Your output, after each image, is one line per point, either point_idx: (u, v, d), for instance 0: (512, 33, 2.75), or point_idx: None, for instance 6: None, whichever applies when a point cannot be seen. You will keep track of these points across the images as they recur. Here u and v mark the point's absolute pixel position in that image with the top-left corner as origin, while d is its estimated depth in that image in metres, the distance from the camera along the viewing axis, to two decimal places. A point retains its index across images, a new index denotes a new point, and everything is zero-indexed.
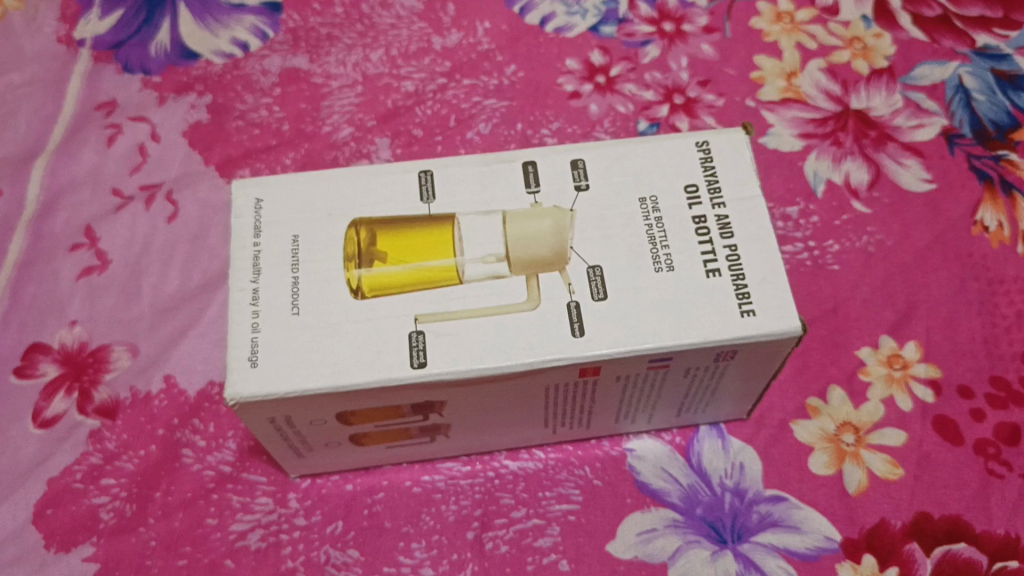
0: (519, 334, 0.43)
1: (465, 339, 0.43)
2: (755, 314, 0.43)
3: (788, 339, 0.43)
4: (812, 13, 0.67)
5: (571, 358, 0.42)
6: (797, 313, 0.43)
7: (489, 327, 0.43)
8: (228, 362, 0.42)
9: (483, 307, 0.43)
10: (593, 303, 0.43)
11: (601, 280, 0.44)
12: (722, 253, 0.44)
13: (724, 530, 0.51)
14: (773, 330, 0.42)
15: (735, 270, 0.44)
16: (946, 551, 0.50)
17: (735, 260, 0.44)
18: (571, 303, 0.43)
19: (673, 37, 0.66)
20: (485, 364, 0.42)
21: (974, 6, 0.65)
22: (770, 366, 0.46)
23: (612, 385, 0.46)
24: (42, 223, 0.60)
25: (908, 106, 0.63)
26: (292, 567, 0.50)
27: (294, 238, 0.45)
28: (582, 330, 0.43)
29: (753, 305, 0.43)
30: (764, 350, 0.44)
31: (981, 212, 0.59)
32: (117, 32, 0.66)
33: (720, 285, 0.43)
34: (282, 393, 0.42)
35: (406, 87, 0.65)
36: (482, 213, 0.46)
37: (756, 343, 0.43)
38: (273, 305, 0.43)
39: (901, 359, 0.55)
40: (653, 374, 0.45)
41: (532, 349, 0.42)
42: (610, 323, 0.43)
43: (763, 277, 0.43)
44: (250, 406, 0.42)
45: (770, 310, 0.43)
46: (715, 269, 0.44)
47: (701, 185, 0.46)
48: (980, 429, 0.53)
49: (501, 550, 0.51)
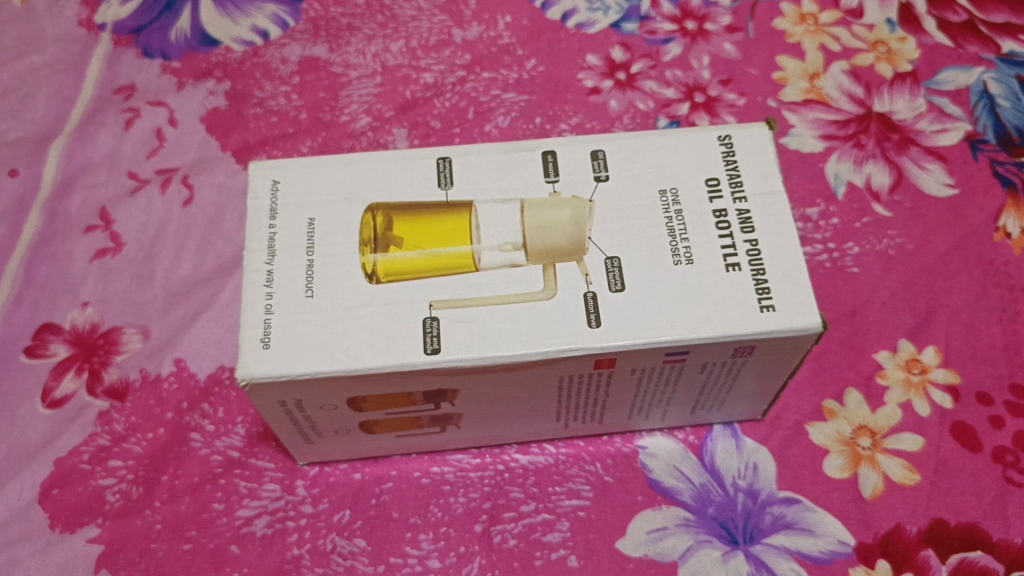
0: (535, 322, 0.42)
1: (481, 327, 0.42)
2: (775, 310, 0.42)
3: (808, 336, 0.42)
4: (836, 15, 0.66)
5: (587, 349, 0.42)
6: (817, 310, 0.42)
7: (505, 316, 0.42)
8: (241, 343, 0.42)
9: (500, 295, 0.43)
10: (610, 294, 0.43)
11: (618, 270, 0.43)
12: (743, 247, 0.43)
13: (736, 531, 0.50)
14: (792, 325, 0.42)
15: (756, 265, 0.43)
16: (962, 559, 0.49)
17: (755, 254, 0.43)
18: (589, 294, 0.43)
19: (695, 36, 0.65)
20: (500, 352, 0.42)
21: (1000, 13, 0.65)
22: (787, 364, 0.45)
23: (627, 378, 0.45)
24: (58, 205, 0.60)
25: (931, 110, 0.62)
26: (298, 555, 0.50)
27: (310, 221, 0.44)
28: (598, 320, 0.42)
29: (772, 300, 0.42)
30: (782, 346, 0.43)
31: (1004, 218, 0.58)
32: (138, 18, 0.66)
33: (740, 280, 0.43)
34: (295, 374, 0.41)
35: (425, 79, 0.65)
36: (500, 201, 0.45)
37: (775, 339, 0.42)
38: (288, 287, 0.43)
39: (919, 364, 0.54)
40: (669, 368, 0.45)
41: (547, 338, 0.42)
42: (627, 314, 0.42)
43: (785, 271, 0.43)
44: (261, 388, 0.42)
45: (790, 305, 0.42)
46: (735, 264, 0.43)
47: (722, 179, 0.45)
48: (999, 437, 0.52)
49: (509, 544, 0.50)
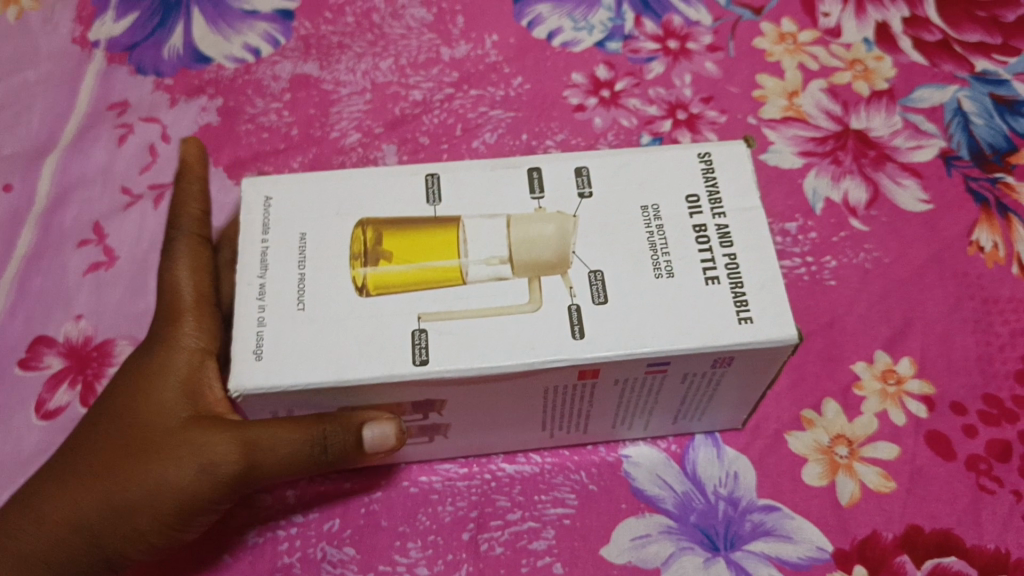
0: (521, 334, 0.43)
1: (468, 338, 0.43)
2: (752, 322, 0.43)
3: (785, 347, 0.43)
4: (814, 35, 0.68)
5: (571, 359, 0.43)
6: (793, 322, 0.43)
7: (492, 328, 0.43)
8: (234, 354, 0.43)
9: (486, 307, 0.44)
10: (594, 306, 0.44)
11: (601, 283, 0.44)
12: (722, 261, 0.45)
13: (717, 537, 0.51)
14: (770, 337, 0.43)
15: (733, 278, 0.44)
16: (937, 564, 0.50)
17: (733, 268, 0.45)
18: (572, 306, 0.44)
19: (677, 54, 0.67)
20: (486, 364, 0.43)
21: (974, 32, 0.67)
22: (767, 373, 0.47)
23: (611, 389, 0.47)
24: (51, 218, 0.61)
25: (907, 127, 0.64)
26: (289, 563, 0.51)
27: (302, 236, 0.46)
28: (582, 331, 0.43)
29: (750, 312, 0.43)
30: (760, 357, 0.44)
31: (978, 232, 0.60)
32: (131, 35, 0.67)
33: (719, 292, 0.44)
34: (286, 385, 0.42)
35: (414, 96, 0.66)
36: (488, 216, 0.47)
37: (754, 350, 0.43)
38: (280, 300, 0.44)
39: (895, 374, 0.56)
40: (651, 378, 0.46)
41: (533, 349, 0.43)
42: (610, 326, 0.44)
43: (762, 285, 0.44)
44: (253, 399, 0.43)
45: (768, 318, 0.43)
46: (714, 277, 0.44)
47: (702, 195, 0.47)
48: (973, 446, 0.53)
49: (496, 551, 0.51)
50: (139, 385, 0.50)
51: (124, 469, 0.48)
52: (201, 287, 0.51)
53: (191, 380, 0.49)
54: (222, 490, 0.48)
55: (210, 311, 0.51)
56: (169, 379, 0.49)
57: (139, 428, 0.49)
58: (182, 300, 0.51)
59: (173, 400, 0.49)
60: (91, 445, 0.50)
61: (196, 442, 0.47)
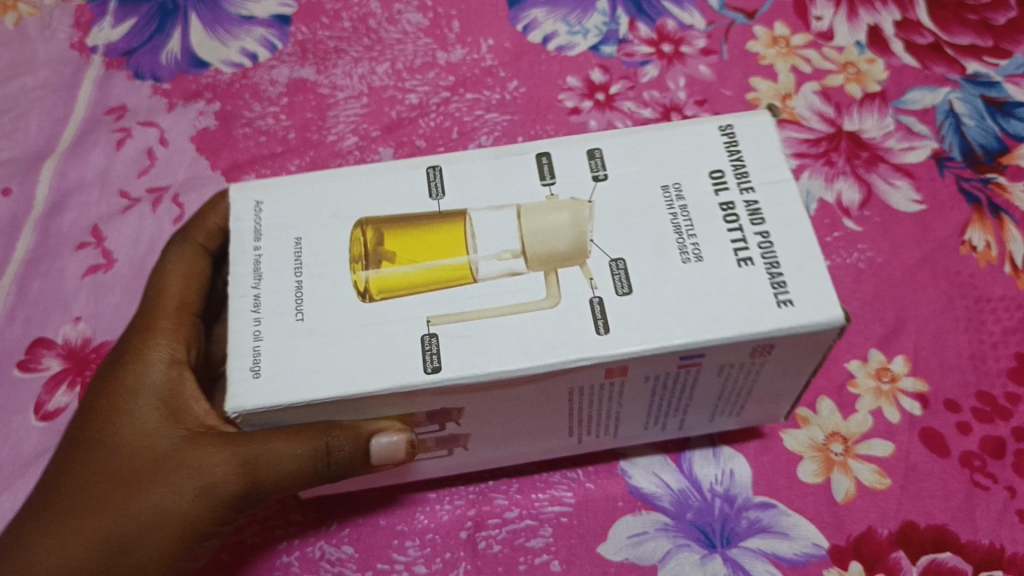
0: (541, 332, 0.43)
1: (481, 342, 0.42)
2: (793, 305, 0.42)
3: (830, 330, 0.42)
4: (807, 38, 0.69)
5: (597, 357, 0.42)
6: (837, 302, 0.42)
7: (506, 330, 0.43)
8: (230, 373, 0.43)
9: (500, 306, 0.43)
10: (617, 298, 0.43)
11: (624, 272, 0.43)
12: (754, 240, 0.44)
13: (714, 535, 0.52)
14: (812, 320, 0.41)
15: (768, 258, 0.43)
16: (932, 560, 0.51)
17: (767, 247, 0.43)
18: (594, 299, 0.43)
19: (672, 58, 0.68)
20: (504, 367, 0.42)
21: (965, 35, 0.67)
22: (806, 361, 0.45)
23: (641, 387, 0.46)
24: (50, 223, 0.61)
25: (899, 128, 0.64)
26: (287, 562, 0.51)
27: (297, 240, 0.46)
28: (606, 326, 0.42)
29: (790, 295, 0.42)
30: (803, 341, 0.43)
31: (970, 232, 0.60)
32: (129, 40, 0.68)
33: (754, 275, 0.43)
34: (291, 402, 0.42)
35: (410, 100, 0.66)
36: (495, 209, 0.46)
37: (797, 334, 0.42)
38: (275, 310, 0.44)
39: (889, 372, 0.56)
40: (683, 374, 0.45)
41: (554, 350, 0.42)
42: (635, 319, 0.42)
43: (799, 264, 0.43)
44: (255, 418, 0.43)
45: (807, 300, 0.42)
46: (747, 258, 0.43)
47: (727, 171, 0.46)
48: (967, 442, 0.54)
49: (494, 549, 0.51)
50: (125, 409, 0.50)
51: (123, 500, 0.47)
52: (185, 294, 0.54)
53: (177, 398, 0.50)
54: (225, 513, 0.47)
55: (189, 318, 0.54)
56: (151, 397, 0.50)
57: (130, 456, 0.48)
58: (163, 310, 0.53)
59: (155, 419, 0.49)
60: (81, 476, 0.49)
61: (194, 465, 0.47)
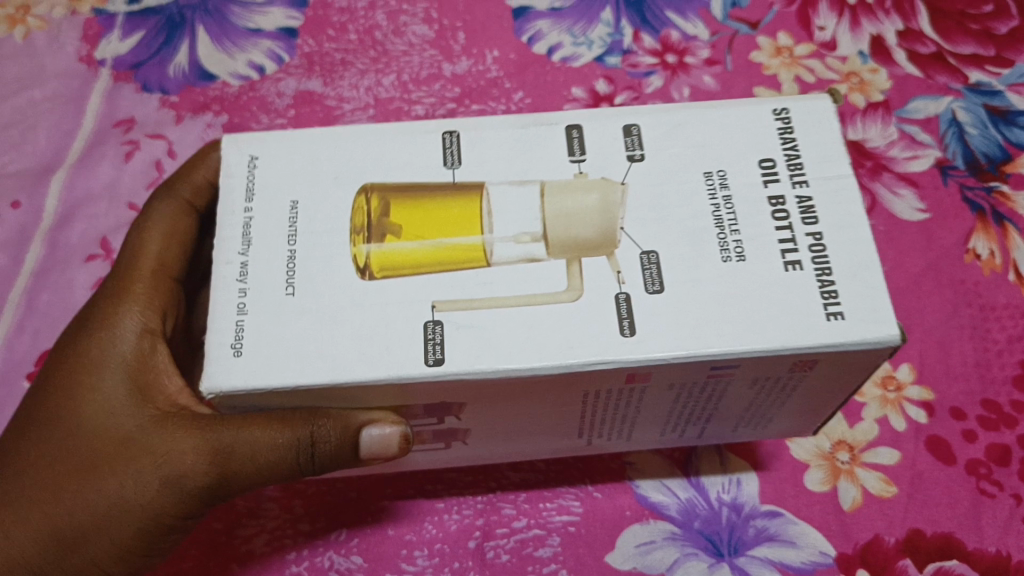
0: (560, 328, 0.41)
1: (490, 334, 0.41)
2: (843, 318, 0.40)
3: (883, 348, 0.40)
4: (811, 48, 0.69)
5: (617, 361, 0.40)
6: (892, 318, 0.40)
7: (517, 318, 0.41)
8: (210, 348, 0.41)
9: (519, 296, 0.41)
10: (646, 296, 0.41)
11: (655, 268, 0.42)
12: (804, 242, 0.42)
13: (721, 544, 0.52)
14: (864, 337, 0.39)
15: (820, 264, 0.41)
16: (938, 568, 0.51)
17: (819, 250, 0.41)
18: (622, 295, 0.41)
19: (675, 69, 0.68)
20: (513, 363, 0.40)
21: (968, 44, 0.68)
22: (855, 376, 0.43)
23: (665, 394, 0.45)
24: (58, 234, 0.62)
25: (903, 138, 0.65)
26: (296, 572, 0.52)
27: (293, 204, 0.44)
28: (633, 328, 0.40)
29: (841, 306, 0.40)
30: (850, 358, 0.41)
31: (974, 240, 0.60)
32: (137, 53, 0.68)
33: (801, 279, 0.41)
34: (272, 386, 0.40)
35: (417, 112, 0.67)
36: (516, 183, 0.44)
37: (847, 350, 0.40)
38: (264, 283, 0.42)
39: (895, 381, 0.56)
40: (712, 383, 0.44)
41: (571, 350, 0.40)
42: (660, 321, 0.41)
43: (853, 272, 0.41)
44: (232, 399, 0.41)
45: (861, 314, 0.40)
46: (796, 262, 0.41)
47: (779, 160, 0.44)
48: (972, 450, 0.54)
49: (502, 559, 0.52)
50: (92, 382, 0.48)
51: (86, 482, 0.46)
52: (164, 257, 0.52)
53: (145, 371, 0.48)
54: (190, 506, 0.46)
55: (166, 281, 0.52)
56: (119, 373, 0.48)
57: (96, 435, 0.47)
58: (137, 272, 0.51)
59: (122, 399, 0.47)
60: (42, 450, 0.48)
61: (160, 452, 0.45)
